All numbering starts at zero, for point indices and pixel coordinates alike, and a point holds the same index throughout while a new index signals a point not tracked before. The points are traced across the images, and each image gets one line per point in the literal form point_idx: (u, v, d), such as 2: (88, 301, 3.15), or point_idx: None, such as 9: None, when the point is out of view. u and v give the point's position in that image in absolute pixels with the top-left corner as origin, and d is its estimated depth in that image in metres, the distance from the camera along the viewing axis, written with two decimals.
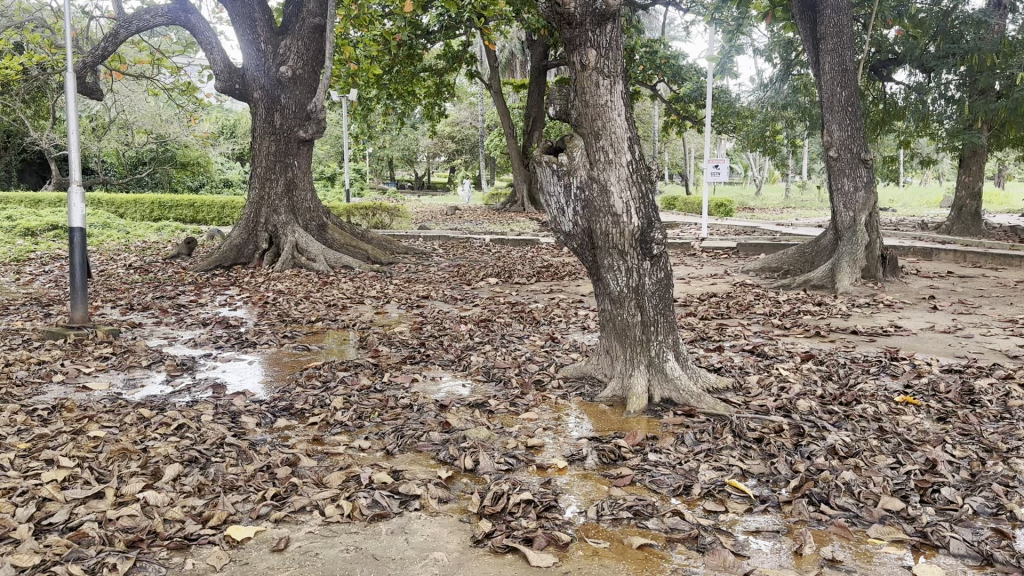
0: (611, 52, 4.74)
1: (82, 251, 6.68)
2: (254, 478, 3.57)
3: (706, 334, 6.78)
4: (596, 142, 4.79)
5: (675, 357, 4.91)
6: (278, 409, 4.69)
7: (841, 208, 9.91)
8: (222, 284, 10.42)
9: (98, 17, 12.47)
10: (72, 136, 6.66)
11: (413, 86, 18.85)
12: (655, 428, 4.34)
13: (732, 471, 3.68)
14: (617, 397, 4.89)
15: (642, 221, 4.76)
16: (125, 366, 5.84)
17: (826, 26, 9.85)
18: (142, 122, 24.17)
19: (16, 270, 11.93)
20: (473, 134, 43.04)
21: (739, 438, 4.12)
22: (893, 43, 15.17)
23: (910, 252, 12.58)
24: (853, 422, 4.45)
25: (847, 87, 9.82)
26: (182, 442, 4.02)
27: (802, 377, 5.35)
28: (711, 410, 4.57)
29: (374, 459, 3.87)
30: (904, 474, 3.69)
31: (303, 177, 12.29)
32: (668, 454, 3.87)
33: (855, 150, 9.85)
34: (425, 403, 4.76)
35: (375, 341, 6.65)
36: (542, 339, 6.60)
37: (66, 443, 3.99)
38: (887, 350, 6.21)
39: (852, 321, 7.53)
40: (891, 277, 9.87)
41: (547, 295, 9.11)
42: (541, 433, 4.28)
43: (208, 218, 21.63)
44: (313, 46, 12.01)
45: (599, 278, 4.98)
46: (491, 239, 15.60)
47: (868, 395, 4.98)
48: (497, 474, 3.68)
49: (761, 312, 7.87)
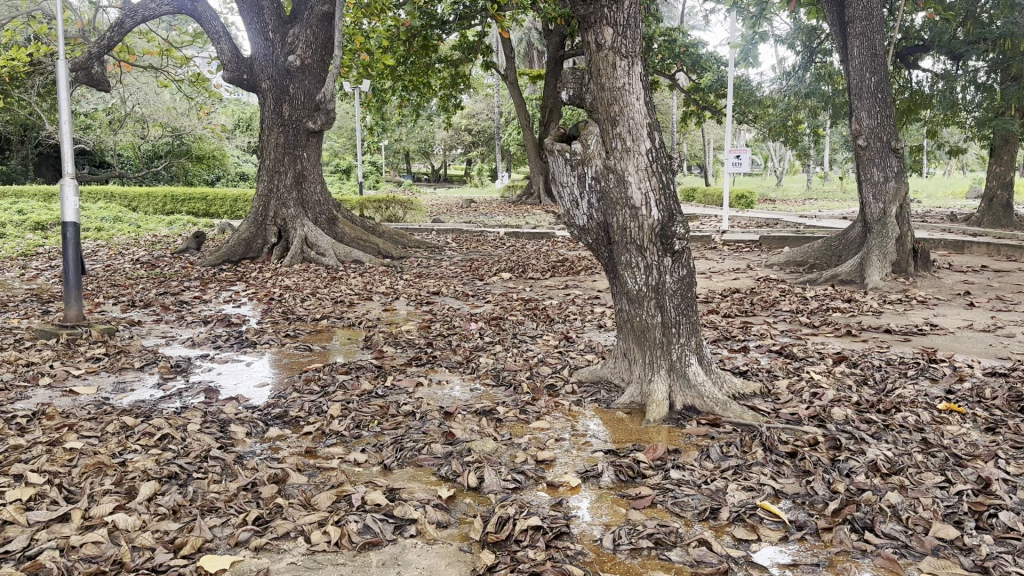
0: (629, 30, 4.36)
1: (76, 247, 6.35)
2: (235, 498, 3.25)
3: (730, 333, 6.40)
4: (612, 129, 4.43)
5: (698, 361, 4.55)
6: (271, 418, 4.37)
7: (870, 199, 9.48)
8: (229, 279, 10.15)
9: (106, 7, 12.16)
10: (65, 125, 6.34)
11: (427, 77, 18.47)
12: (677, 439, 4.00)
13: (764, 491, 3.33)
14: (635, 405, 4.54)
15: (663, 214, 4.39)
16: (117, 368, 5.55)
17: (854, 9, 9.39)
18: (158, 115, 24.04)
19: (22, 265, 11.71)
20: (489, 126, 42.60)
21: (770, 451, 3.77)
22: (921, 30, 14.58)
23: (940, 244, 12.08)
24: (894, 433, 4.08)
25: (876, 73, 9.36)
26: (164, 455, 3.71)
27: (836, 382, 4.97)
28: (738, 418, 4.19)
29: (370, 476, 3.54)
30: (955, 495, 3.31)
31: (313, 168, 11.98)
32: (691, 471, 3.51)
33: (885, 138, 9.40)
34: (429, 410, 4.43)
35: (381, 341, 6.32)
36: (556, 338, 6.26)
37: (40, 456, 3.70)
38: (924, 351, 5.81)
39: (885, 319, 7.13)
40: (924, 271, 9.44)
41: (562, 291, 8.77)
42: (553, 445, 3.93)
43: (220, 211, 21.38)
44: (321, 34, 11.71)
45: (616, 276, 4.63)
46: (505, 233, 15.24)
47: (908, 402, 4.59)
48: (504, 494, 3.34)
49: (788, 309, 7.49)
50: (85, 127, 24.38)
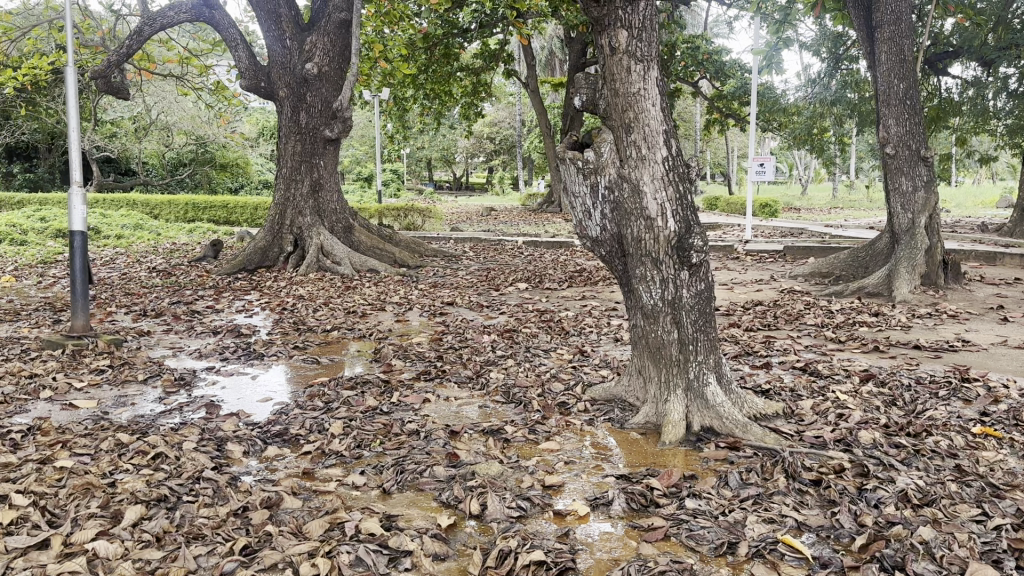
0: (645, 33, 4.16)
1: (83, 256, 6.23)
2: (224, 525, 3.08)
3: (752, 348, 6.17)
4: (626, 136, 4.24)
5: (717, 381, 4.33)
6: (270, 435, 4.21)
7: (899, 209, 9.19)
8: (243, 288, 10.06)
9: (127, 15, 12.06)
10: (74, 132, 6.19)
11: (449, 85, 18.34)
12: (694, 464, 3.79)
13: (786, 524, 3.11)
14: (650, 425, 4.33)
15: (680, 226, 4.19)
16: (120, 381, 5.42)
17: (882, 14, 9.11)
18: (182, 123, 24.12)
19: (39, 272, 11.66)
20: (512, 134, 42.45)
21: (792, 479, 3.55)
22: (950, 35, 13.92)
23: (971, 255, 11.72)
24: (925, 459, 3.84)
25: (905, 79, 9.08)
26: (155, 475, 3.55)
27: (863, 403, 4.72)
28: (759, 442, 3.97)
29: (368, 501, 3.37)
30: (993, 530, 3.07)
31: (330, 176, 11.85)
32: (708, 501, 3.30)
33: (914, 146, 9.12)
34: (435, 429, 4.25)
35: (391, 354, 6.16)
36: (571, 352, 6.07)
37: (28, 475, 3.54)
38: (955, 369, 5.55)
39: (914, 334, 6.85)
40: (955, 284, 9.11)
41: (579, 302, 8.59)
42: (562, 469, 3.73)
43: (242, 218, 21.46)
44: (339, 42, 11.54)
45: (631, 290, 4.43)
46: (524, 242, 15.07)
47: (940, 425, 4.34)
48: (507, 523, 3.14)
49: (812, 323, 7.22)
50: (110, 134, 24.50)
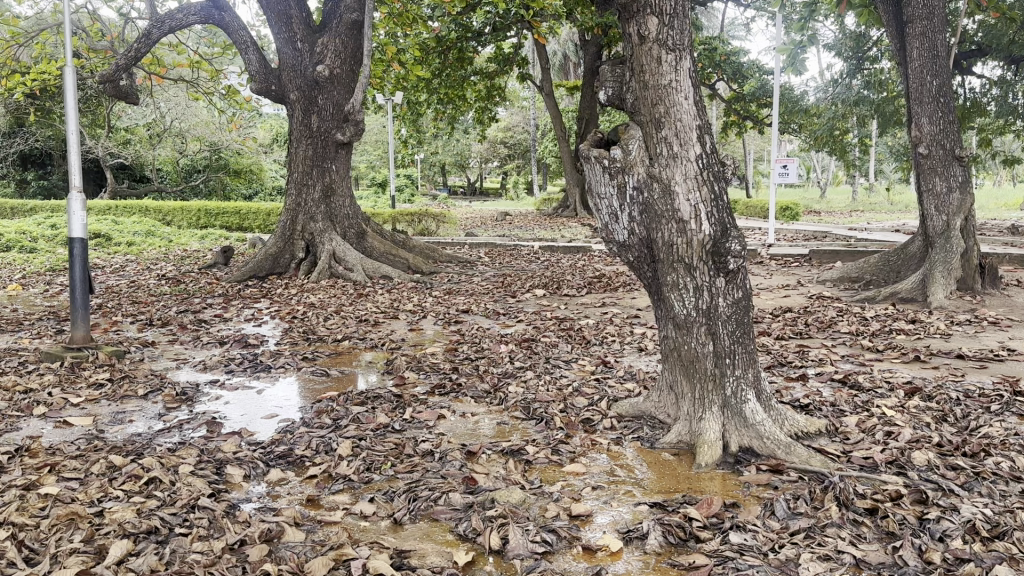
0: (677, 20, 3.85)
1: (83, 266, 5.95)
2: (218, 563, 2.78)
3: (785, 358, 5.82)
4: (657, 132, 3.92)
5: (755, 397, 4.00)
6: (273, 457, 3.92)
7: (932, 212, 8.80)
8: (253, 296, 9.80)
9: (136, 17, 11.78)
10: (73, 135, 5.92)
11: (462, 90, 18.04)
12: (733, 490, 3.46)
13: (843, 561, 2.79)
14: (683, 445, 4.01)
15: (715, 229, 3.86)
16: (120, 396, 5.14)
17: (914, 8, 8.71)
18: (194, 129, 23.91)
19: (47, 280, 11.43)
20: (526, 138, 42.20)
21: (845, 508, 3.22)
22: (977, 33, 13.38)
23: (1004, 259, 11.28)
24: (988, 483, 3.48)
25: (938, 76, 8.68)
26: (147, 504, 3.25)
27: (912, 420, 4.36)
28: (804, 464, 3.65)
29: (377, 533, 3.07)
30: None
31: (341, 181, 11.55)
32: (754, 534, 2.97)
33: (948, 145, 8.70)
34: (450, 449, 3.94)
35: (404, 366, 5.86)
36: (593, 364, 5.75)
37: (10, 502, 3.25)
38: (1004, 380, 5.18)
39: (955, 342, 6.49)
40: (993, 289, 8.72)
41: (599, 309, 8.26)
42: (589, 496, 3.41)
43: (254, 225, 21.17)
44: (351, 44, 11.26)
45: (661, 298, 4.10)
46: (540, 247, 14.75)
47: (998, 444, 3.98)
48: (532, 561, 2.83)
49: (846, 331, 6.88)
50: (123, 141, 24.39)
